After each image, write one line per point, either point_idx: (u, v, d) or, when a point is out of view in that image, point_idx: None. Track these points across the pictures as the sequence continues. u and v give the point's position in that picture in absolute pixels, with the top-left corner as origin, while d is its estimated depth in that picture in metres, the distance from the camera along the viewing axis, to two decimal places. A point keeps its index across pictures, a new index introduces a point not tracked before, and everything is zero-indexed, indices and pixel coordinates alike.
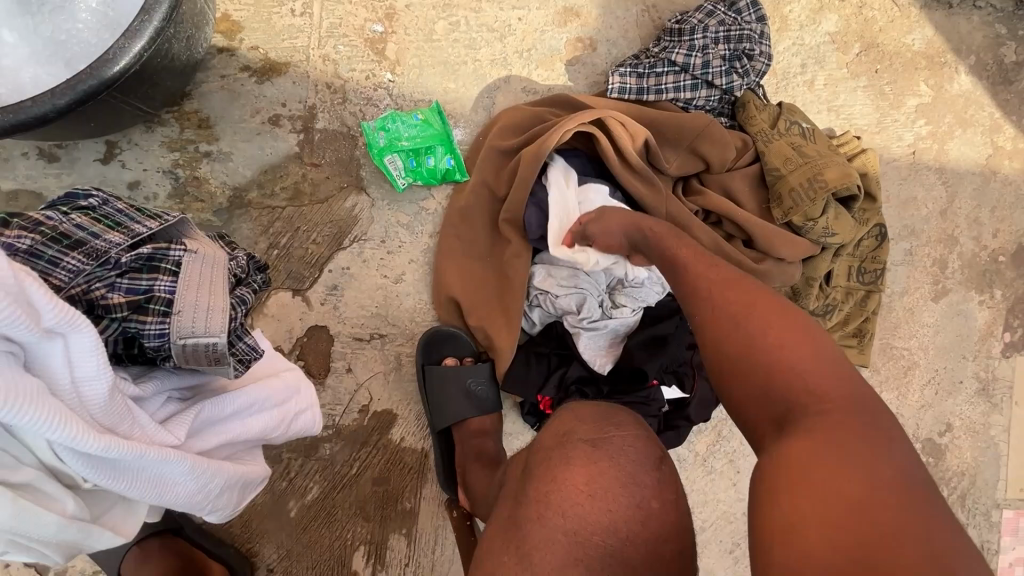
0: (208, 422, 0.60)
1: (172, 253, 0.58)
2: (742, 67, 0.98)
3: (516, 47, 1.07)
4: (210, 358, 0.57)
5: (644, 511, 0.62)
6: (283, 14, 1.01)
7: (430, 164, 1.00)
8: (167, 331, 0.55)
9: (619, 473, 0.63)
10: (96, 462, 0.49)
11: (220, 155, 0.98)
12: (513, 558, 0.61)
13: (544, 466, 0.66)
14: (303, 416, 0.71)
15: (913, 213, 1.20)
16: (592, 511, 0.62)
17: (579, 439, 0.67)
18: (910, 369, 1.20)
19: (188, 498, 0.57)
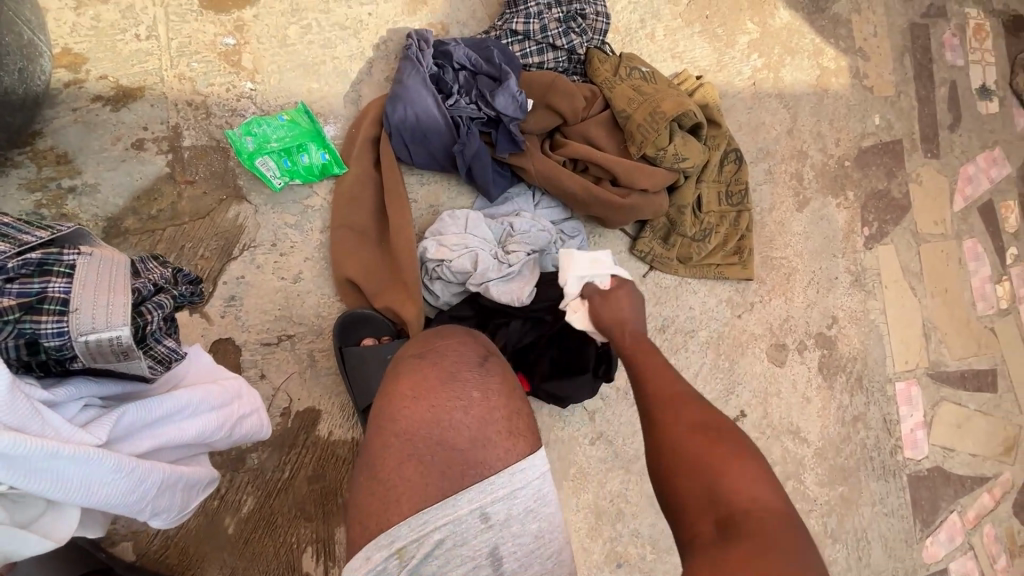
0: (137, 426, 0.61)
1: (64, 256, 0.60)
2: (577, 27, 1.08)
3: (371, 41, 1.12)
4: (117, 353, 0.59)
5: (463, 402, 0.64)
6: (127, 40, 1.01)
7: (305, 162, 1.03)
8: (66, 328, 0.57)
9: (442, 371, 0.66)
10: (8, 461, 0.50)
11: (85, 187, 0.97)
12: (363, 474, 0.61)
13: (382, 384, 0.67)
14: (249, 420, 0.73)
15: (764, 136, 1.34)
16: (417, 412, 0.63)
17: (408, 354, 0.69)
18: (791, 275, 1.33)
19: (121, 499, 0.57)
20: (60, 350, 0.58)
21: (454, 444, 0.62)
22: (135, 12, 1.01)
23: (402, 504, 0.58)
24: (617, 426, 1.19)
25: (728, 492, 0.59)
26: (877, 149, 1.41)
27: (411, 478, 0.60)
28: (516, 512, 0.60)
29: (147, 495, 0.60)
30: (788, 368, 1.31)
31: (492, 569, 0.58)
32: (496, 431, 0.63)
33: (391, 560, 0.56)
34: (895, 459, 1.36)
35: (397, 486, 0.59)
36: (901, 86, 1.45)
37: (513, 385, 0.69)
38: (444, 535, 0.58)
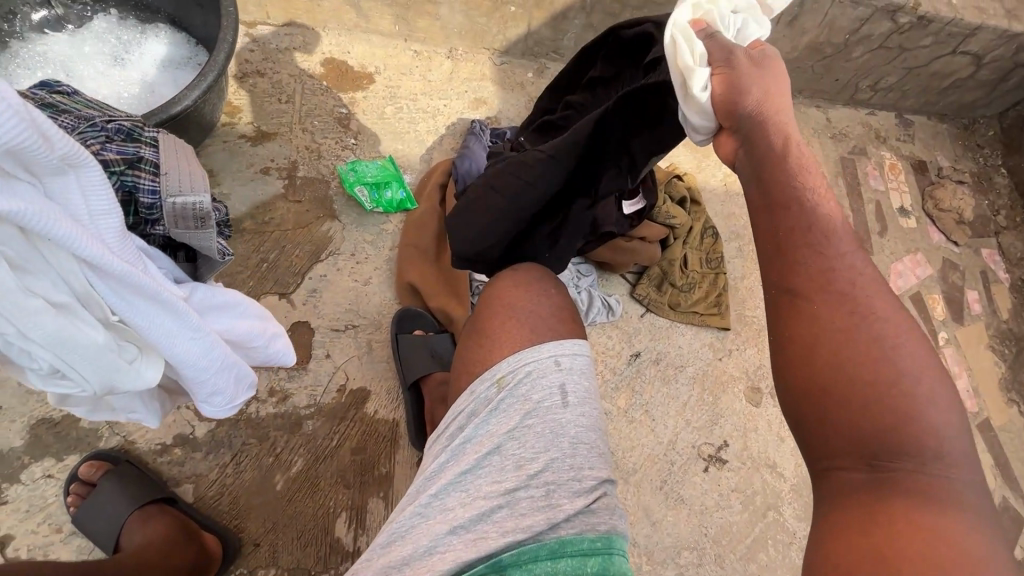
0: (205, 308, 0.78)
1: (147, 132, 0.73)
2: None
3: (444, 123, 1.51)
4: (196, 220, 0.72)
5: (548, 295, 0.93)
6: (272, 101, 1.38)
7: (388, 196, 1.35)
8: (159, 190, 0.69)
9: (525, 278, 0.95)
10: (125, 293, 0.62)
11: (221, 195, 1.26)
12: (474, 339, 0.89)
13: (487, 289, 0.96)
14: (278, 338, 0.92)
15: (734, 223, 1.71)
16: (514, 297, 0.91)
17: (508, 268, 0.98)
18: (762, 331, 1.60)
19: (197, 361, 0.72)
20: (150, 208, 0.70)
21: (536, 317, 0.88)
22: (282, 85, 1.41)
23: (501, 349, 0.84)
24: (617, 439, 1.36)
25: (897, 436, 0.60)
26: None
27: (508, 334, 0.86)
28: (578, 366, 0.83)
29: (214, 365, 0.75)
30: (763, 409, 1.52)
31: (561, 399, 0.79)
32: (564, 317, 0.90)
33: (491, 386, 0.81)
34: None
35: (498, 340, 0.85)
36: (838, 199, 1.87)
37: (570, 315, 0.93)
38: (531, 367, 0.80)
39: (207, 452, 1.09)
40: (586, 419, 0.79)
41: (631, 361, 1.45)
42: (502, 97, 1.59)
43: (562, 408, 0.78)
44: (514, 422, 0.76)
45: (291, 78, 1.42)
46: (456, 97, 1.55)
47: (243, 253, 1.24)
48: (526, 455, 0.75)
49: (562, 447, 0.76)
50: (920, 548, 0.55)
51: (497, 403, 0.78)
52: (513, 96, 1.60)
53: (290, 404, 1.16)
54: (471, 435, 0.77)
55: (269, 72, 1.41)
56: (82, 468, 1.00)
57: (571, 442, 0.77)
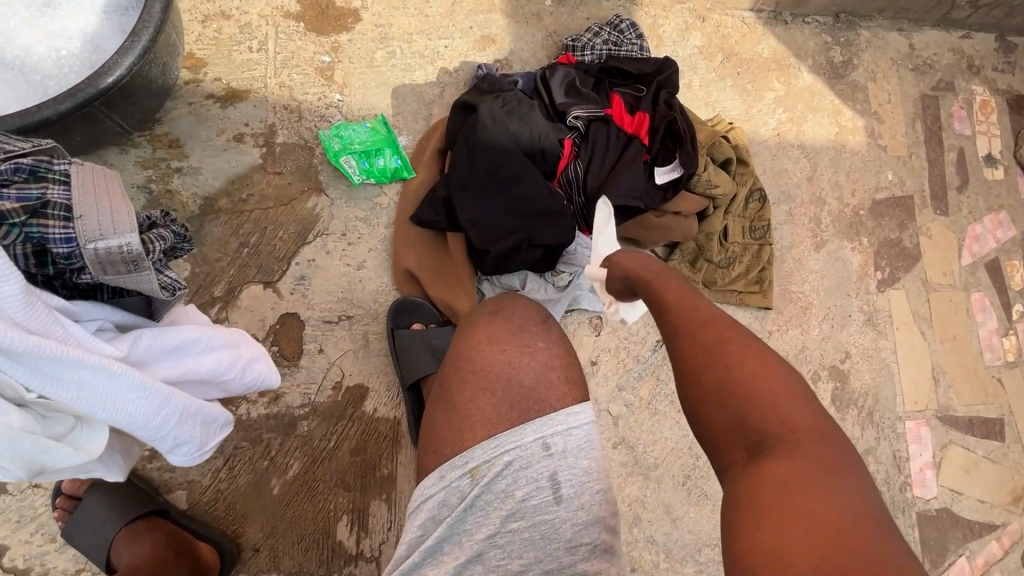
0: (156, 354, 0.74)
1: (56, 167, 0.67)
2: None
3: (445, 69, 1.28)
4: (126, 263, 0.68)
5: (531, 348, 0.74)
6: (241, 50, 1.17)
7: (380, 164, 1.17)
8: (73, 235, 0.65)
9: (512, 325, 0.76)
10: (36, 367, 0.61)
11: (190, 169, 1.10)
12: (441, 406, 0.71)
13: (458, 333, 0.77)
14: (255, 363, 0.85)
15: (787, 181, 1.47)
16: (489, 355, 0.72)
17: (483, 309, 0.79)
18: (809, 309, 1.43)
19: (144, 420, 0.69)
20: (68, 256, 0.67)
21: (520, 385, 0.71)
22: (251, 28, 1.19)
23: (475, 431, 0.68)
24: (638, 434, 1.25)
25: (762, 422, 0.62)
26: (890, 202, 1.54)
27: (486, 410, 0.69)
28: (572, 445, 0.68)
29: (169, 419, 0.72)
30: None
31: (553, 494, 0.66)
32: (554, 378, 0.73)
33: (465, 478, 0.66)
34: (904, 497, 1.40)
35: (472, 417, 0.69)
36: (913, 147, 1.58)
37: (573, 357, 0.77)
38: (513, 458, 0.66)
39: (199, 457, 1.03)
40: (584, 514, 0.67)
41: (658, 346, 1.30)
42: (514, 32, 1.33)
43: (554, 506, 0.66)
44: (494, 526, 0.64)
45: (262, 18, 1.20)
46: (459, 35, 1.30)
47: (220, 237, 1.10)
48: (513, 566, 0.64)
49: (556, 554, 0.65)
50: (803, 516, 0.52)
51: (472, 502, 0.65)
52: (527, 30, 1.34)
53: (282, 404, 1.08)
54: (446, 537, 0.64)
55: (235, 12, 1.18)
56: (66, 482, 0.95)
57: (567, 545, 0.65)
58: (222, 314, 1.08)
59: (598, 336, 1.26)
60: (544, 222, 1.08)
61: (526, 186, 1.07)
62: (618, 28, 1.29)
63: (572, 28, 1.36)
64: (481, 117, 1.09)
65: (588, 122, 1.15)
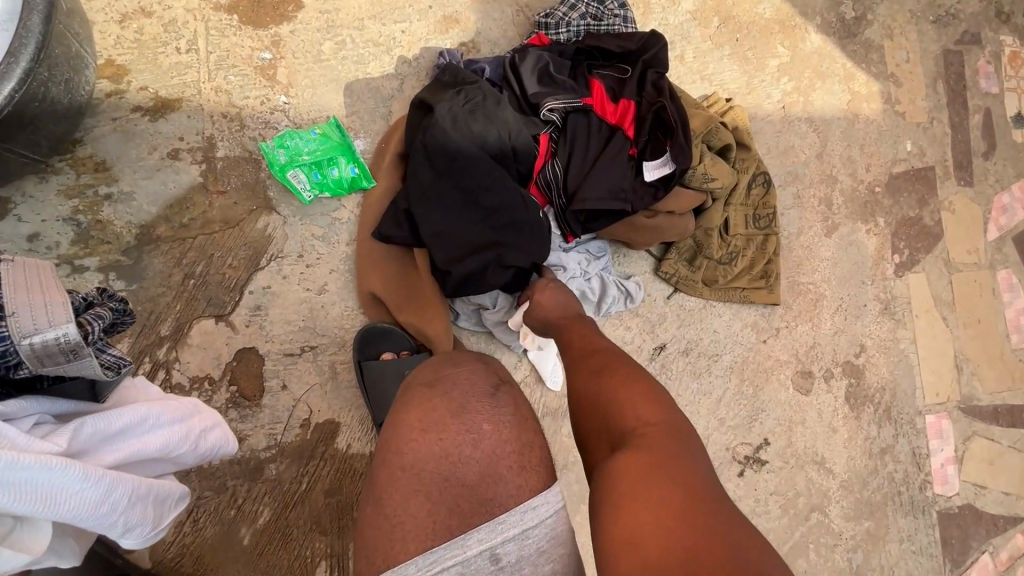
0: (100, 439, 0.61)
1: None
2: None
3: (403, 58, 1.13)
4: (66, 353, 0.58)
5: (474, 434, 0.66)
6: (168, 52, 1.03)
7: (335, 175, 1.05)
8: (5, 334, 0.55)
9: (450, 405, 0.68)
10: None
11: (122, 195, 0.99)
12: (370, 505, 0.63)
13: (392, 414, 0.69)
14: (211, 432, 0.72)
15: (793, 160, 1.32)
16: (424, 444, 0.65)
17: (418, 384, 0.71)
18: (820, 300, 1.31)
19: (89, 510, 0.56)
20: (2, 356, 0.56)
21: (460, 481, 0.63)
22: (177, 26, 1.04)
23: (408, 540, 0.59)
24: None
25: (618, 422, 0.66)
26: (909, 175, 1.39)
27: (419, 514, 0.61)
28: (526, 554, 0.59)
29: (117, 506, 0.59)
30: (813, 398, 1.27)
31: None
32: (504, 469, 0.64)
33: None
34: (924, 496, 1.31)
35: (403, 523, 0.60)
36: (934, 112, 1.42)
37: (530, 430, 0.69)
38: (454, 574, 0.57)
39: None
40: None
41: (655, 353, 1.19)
42: (480, 9, 1.18)
43: None
44: None
45: (189, 13, 1.05)
46: (417, 17, 1.15)
47: (162, 269, 0.99)
48: None
49: None
50: (640, 497, 0.55)
51: None
52: (495, 7, 1.18)
53: (246, 447, 0.99)
54: None
55: (157, 8, 1.04)
56: None
57: None
58: (172, 355, 0.98)
59: None
60: (518, 234, 0.96)
61: (491, 196, 0.95)
62: None
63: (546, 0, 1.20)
64: (434, 123, 0.95)
65: (563, 115, 1.01)
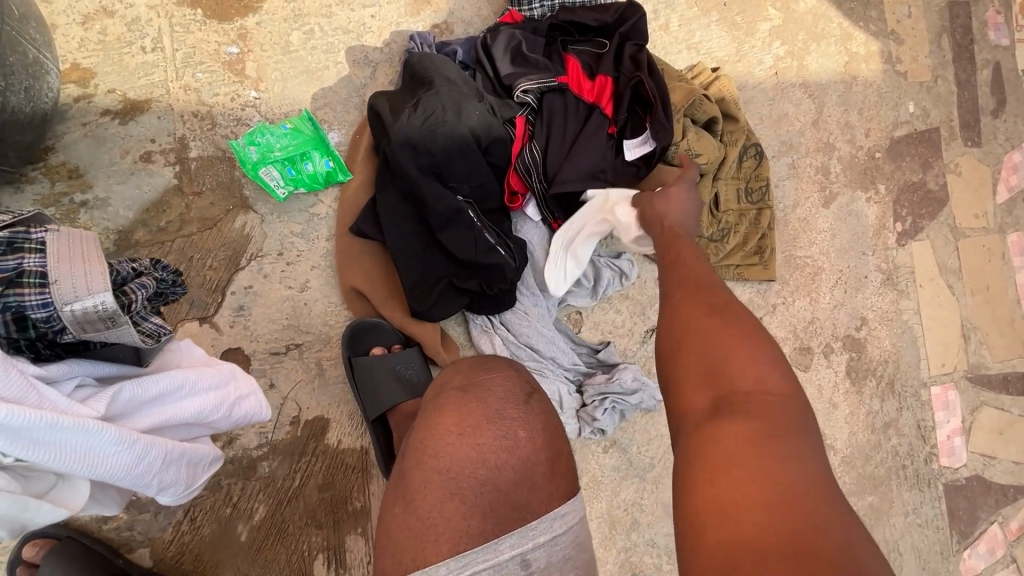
0: (138, 404, 0.61)
1: (34, 234, 0.58)
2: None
3: (374, 44, 1.10)
4: (104, 321, 0.58)
5: (511, 441, 0.64)
6: (133, 52, 1.01)
7: (309, 169, 1.03)
8: (50, 300, 0.56)
9: (486, 411, 0.66)
10: (8, 435, 0.50)
11: (97, 202, 0.98)
12: (399, 507, 0.60)
13: (422, 416, 0.68)
14: (245, 400, 0.71)
15: (788, 128, 1.27)
16: (461, 448, 0.62)
17: (452, 387, 0.70)
18: (818, 274, 1.27)
19: (125, 472, 0.58)
20: (48, 322, 0.57)
21: (498, 488, 0.61)
22: (141, 24, 1.02)
23: (441, 543, 0.56)
24: (632, 434, 1.14)
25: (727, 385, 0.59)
26: (911, 138, 1.33)
27: (453, 517, 0.58)
28: (554, 564, 0.58)
29: (154, 468, 0.60)
30: (813, 373, 1.25)
31: None
32: (538, 479, 0.62)
33: None
34: (930, 469, 1.29)
35: (438, 527, 0.57)
36: (938, 70, 1.35)
37: (554, 427, 0.68)
38: None
39: (156, 512, 0.97)
40: None
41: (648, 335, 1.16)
42: None
43: None
44: None
45: (152, 10, 1.03)
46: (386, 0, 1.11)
47: None
48: None
49: None
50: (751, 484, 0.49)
51: None
52: None
53: (239, 446, 1.00)
54: None
55: (119, 7, 1.01)
56: (19, 554, 0.90)
57: None
58: None
59: (579, 333, 1.13)
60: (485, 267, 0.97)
61: (447, 235, 0.95)
62: None
63: None
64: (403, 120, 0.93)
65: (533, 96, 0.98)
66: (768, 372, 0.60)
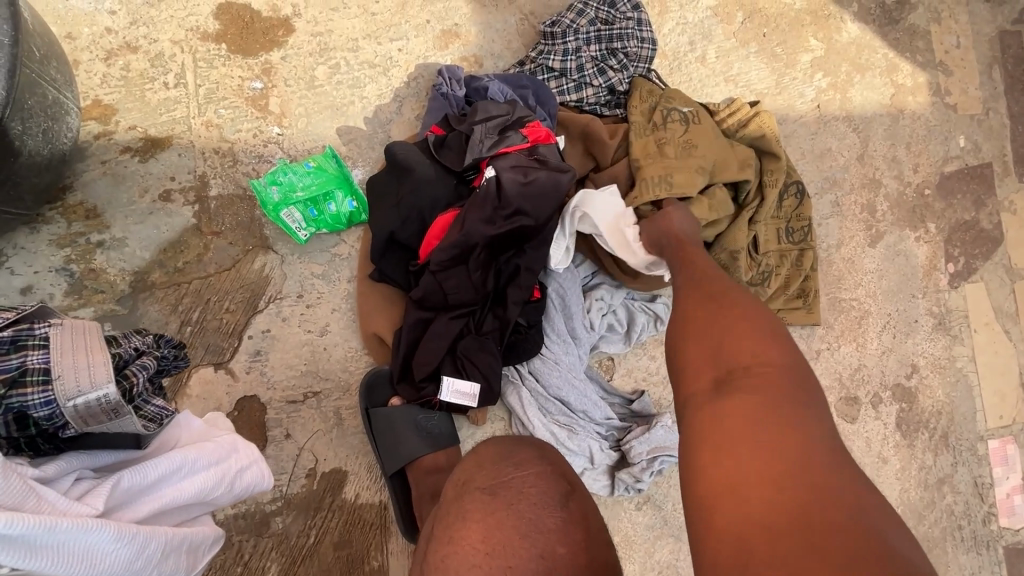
0: (135, 492, 0.56)
1: (38, 328, 0.54)
2: (616, 63, 1.06)
3: (401, 78, 1.06)
4: (109, 413, 0.54)
5: (551, 562, 0.49)
6: (156, 88, 0.99)
7: (332, 210, 0.98)
8: (53, 397, 0.52)
9: (519, 521, 0.53)
10: (2, 542, 0.44)
11: (114, 242, 0.94)
12: None
13: (441, 528, 0.56)
14: (246, 472, 0.65)
15: (831, 163, 1.21)
16: (488, 574, 0.49)
17: (476, 489, 0.58)
18: (864, 318, 1.19)
19: (122, 569, 0.51)
20: (51, 421, 0.53)
21: None
22: (165, 60, 0.99)
23: None
24: (667, 490, 1.06)
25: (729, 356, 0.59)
26: (963, 174, 1.25)
27: None
28: None
29: (151, 561, 0.54)
30: (860, 425, 1.16)
31: None
32: None
33: None
34: (988, 530, 1.19)
35: None
36: (990, 102, 1.28)
37: (603, 534, 0.55)
38: None
39: None
40: None
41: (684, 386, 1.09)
42: (481, 20, 1.10)
43: None
44: None
45: (176, 46, 1.00)
46: (414, 33, 1.07)
47: (158, 317, 0.95)
48: None
49: None
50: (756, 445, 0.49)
51: None
52: (496, 16, 1.10)
53: (251, 500, 0.95)
54: None
55: (144, 42, 0.99)
56: None
57: None
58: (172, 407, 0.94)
59: (611, 381, 1.06)
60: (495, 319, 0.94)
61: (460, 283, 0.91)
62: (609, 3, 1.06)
63: (553, 6, 1.12)
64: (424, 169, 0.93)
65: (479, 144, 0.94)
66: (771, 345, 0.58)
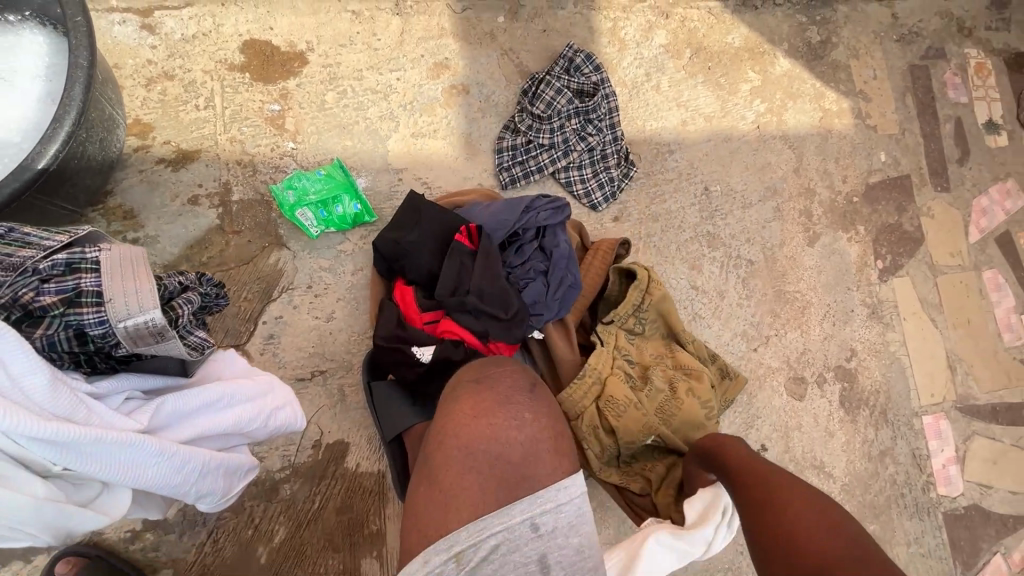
0: (178, 416, 0.69)
1: (88, 255, 0.67)
2: (593, 129, 1.29)
3: (400, 102, 1.24)
4: (154, 335, 0.67)
5: (518, 424, 0.73)
6: (188, 110, 1.15)
7: (339, 211, 1.13)
8: (106, 317, 0.65)
9: (497, 397, 0.75)
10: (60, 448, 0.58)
11: (147, 239, 1.08)
12: (425, 485, 0.69)
13: (440, 409, 0.76)
14: (280, 412, 0.78)
15: (771, 175, 1.40)
16: (476, 428, 0.71)
17: (466, 379, 0.78)
18: (807, 309, 1.35)
19: (163, 480, 0.65)
20: (104, 337, 0.66)
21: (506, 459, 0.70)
22: (197, 86, 1.16)
23: (462, 513, 0.65)
24: None
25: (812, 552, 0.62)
26: (885, 184, 1.45)
27: (468, 488, 0.67)
28: (562, 525, 0.67)
29: (191, 476, 0.68)
30: (807, 403, 1.31)
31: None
32: (541, 452, 0.72)
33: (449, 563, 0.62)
34: (928, 497, 1.32)
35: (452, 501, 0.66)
36: (905, 123, 1.49)
37: (557, 413, 0.78)
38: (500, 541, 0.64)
39: (182, 533, 1.01)
40: None
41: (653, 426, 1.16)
42: (468, 55, 1.29)
43: None
44: None
45: (206, 74, 1.17)
46: (411, 65, 1.26)
47: None
48: None
49: None
50: None
51: None
52: (481, 52, 1.29)
53: (262, 468, 1.05)
54: None
55: (179, 72, 1.16)
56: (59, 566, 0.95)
57: None
58: None
59: None
60: None
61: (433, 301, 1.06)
62: (576, 72, 1.28)
63: (528, 43, 1.32)
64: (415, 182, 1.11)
65: (470, 277, 0.99)
66: (845, 542, 0.63)
